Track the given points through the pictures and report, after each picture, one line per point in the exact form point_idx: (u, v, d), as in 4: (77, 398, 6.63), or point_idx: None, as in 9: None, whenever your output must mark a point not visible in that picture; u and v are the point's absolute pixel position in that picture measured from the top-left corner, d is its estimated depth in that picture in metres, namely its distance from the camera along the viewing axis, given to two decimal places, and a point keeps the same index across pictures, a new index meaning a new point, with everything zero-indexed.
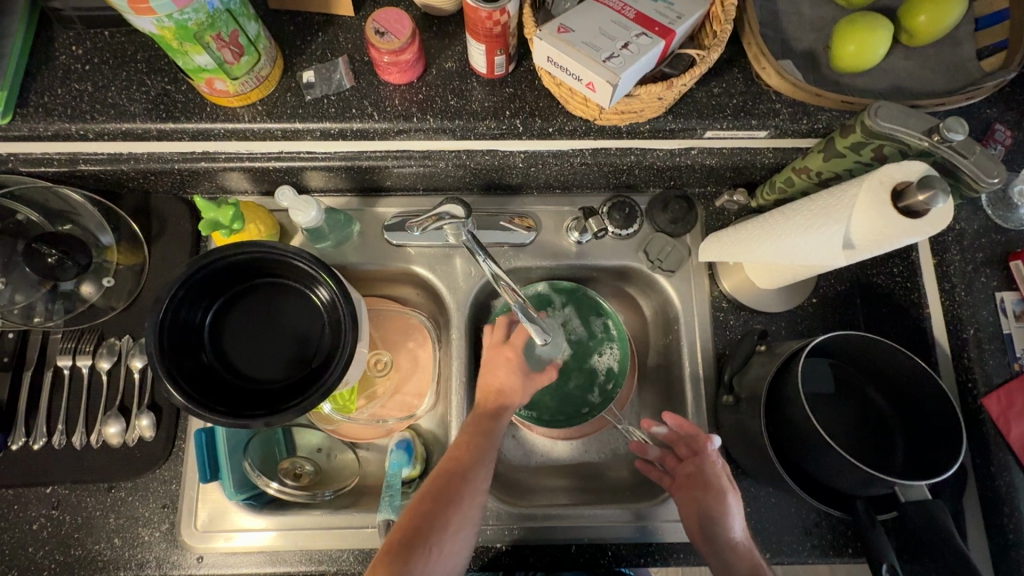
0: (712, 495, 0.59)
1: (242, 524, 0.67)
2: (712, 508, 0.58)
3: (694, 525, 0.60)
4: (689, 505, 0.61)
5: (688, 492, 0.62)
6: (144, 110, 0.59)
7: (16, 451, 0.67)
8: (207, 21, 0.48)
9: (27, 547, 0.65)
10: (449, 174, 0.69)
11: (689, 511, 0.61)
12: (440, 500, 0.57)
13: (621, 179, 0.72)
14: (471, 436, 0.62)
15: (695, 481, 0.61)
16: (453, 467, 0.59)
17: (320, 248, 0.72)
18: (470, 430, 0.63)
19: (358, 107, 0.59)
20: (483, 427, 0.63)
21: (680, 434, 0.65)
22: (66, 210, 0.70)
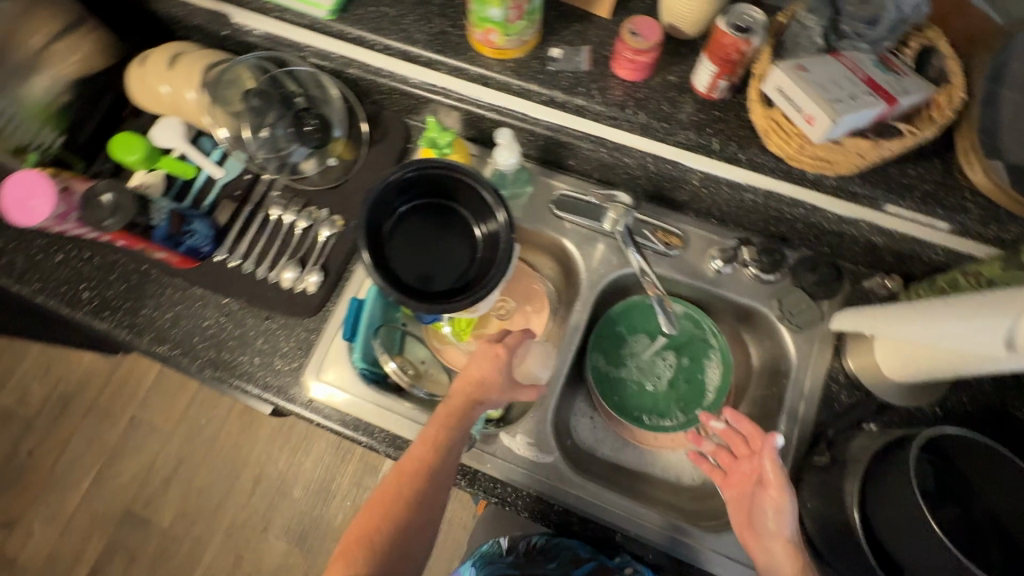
0: (769, 493, 0.61)
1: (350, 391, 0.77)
2: (766, 505, 0.61)
3: (743, 515, 0.63)
4: (740, 498, 0.64)
5: (743, 486, 0.64)
6: (424, 40, 0.73)
7: (215, 263, 0.82)
8: None
9: (193, 336, 0.80)
10: (628, 170, 0.77)
11: (740, 503, 0.64)
12: (399, 505, 0.57)
13: (778, 229, 0.77)
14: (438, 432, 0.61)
15: (750, 477, 0.64)
16: (418, 468, 0.59)
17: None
18: (437, 425, 0.62)
19: (586, 87, 0.69)
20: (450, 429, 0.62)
21: (737, 431, 0.67)
22: (319, 97, 0.84)
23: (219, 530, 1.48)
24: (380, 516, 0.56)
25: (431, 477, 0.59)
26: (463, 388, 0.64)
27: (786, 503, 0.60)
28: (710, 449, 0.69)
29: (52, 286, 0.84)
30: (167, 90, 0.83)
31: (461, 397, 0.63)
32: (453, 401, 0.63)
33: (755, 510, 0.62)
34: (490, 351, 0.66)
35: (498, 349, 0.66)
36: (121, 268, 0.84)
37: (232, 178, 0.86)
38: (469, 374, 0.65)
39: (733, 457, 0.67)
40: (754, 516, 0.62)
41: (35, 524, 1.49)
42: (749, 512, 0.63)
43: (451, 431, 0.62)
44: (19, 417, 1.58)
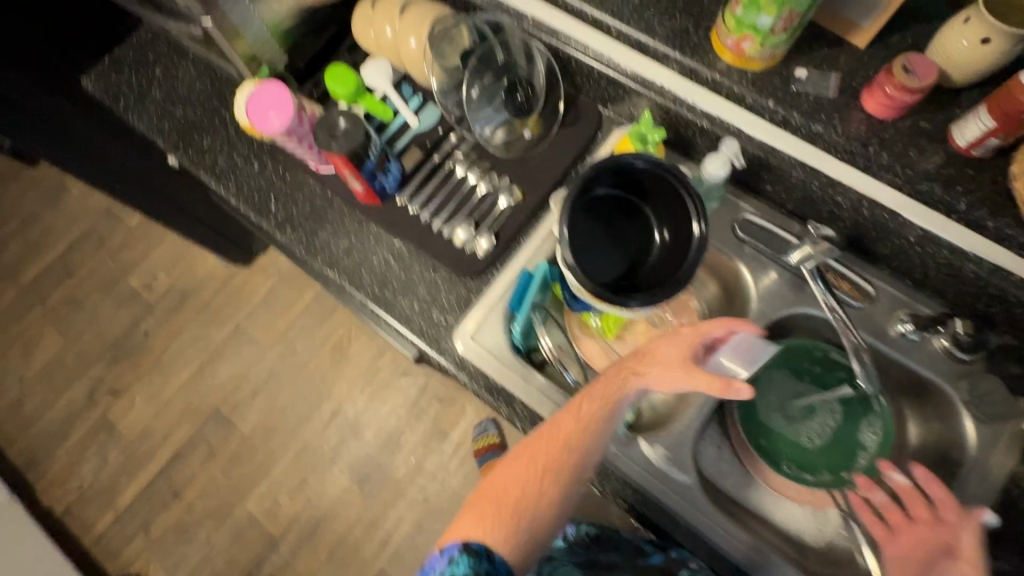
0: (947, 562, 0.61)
1: (492, 356, 0.78)
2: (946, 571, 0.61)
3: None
4: (911, 557, 0.63)
5: (915, 543, 0.63)
6: (664, 35, 0.72)
7: (396, 205, 0.86)
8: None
9: (362, 269, 0.84)
10: (834, 208, 0.73)
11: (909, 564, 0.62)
12: (541, 473, 0.64)
13: (983, 308, 0.71)
14: (595, 405, 0.64)
15: (927, 541, 0.63)
16: (565, 443, 0.64)
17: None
18: (593, 397, 0.65)
19: (827, 116, 0.66)
20: (611, 407, 0.65)
21: (930, 494, 0.65)
22: (524, 65, 0.84)
23: (292, 449, 1.56)
24: (523, 481, 0.64)
25: (571, 444, 0.64)
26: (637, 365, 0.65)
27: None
28: (881, 501, 0.67)
29: (245, 191, 0.90)
30: (390, 33, 0.87)
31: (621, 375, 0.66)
32: (605, 379, 0.66)
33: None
34: (678, 333, 0.66)
35: (685, 332, 0.66)
36: (308, 190, 0.89)
37: (427, 127, 0.89)
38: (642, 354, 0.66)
39: (908, 517, 0.65)
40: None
41: (138, 398, 1.63)
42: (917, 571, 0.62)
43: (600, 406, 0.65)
44: (144, 299, 1.73)
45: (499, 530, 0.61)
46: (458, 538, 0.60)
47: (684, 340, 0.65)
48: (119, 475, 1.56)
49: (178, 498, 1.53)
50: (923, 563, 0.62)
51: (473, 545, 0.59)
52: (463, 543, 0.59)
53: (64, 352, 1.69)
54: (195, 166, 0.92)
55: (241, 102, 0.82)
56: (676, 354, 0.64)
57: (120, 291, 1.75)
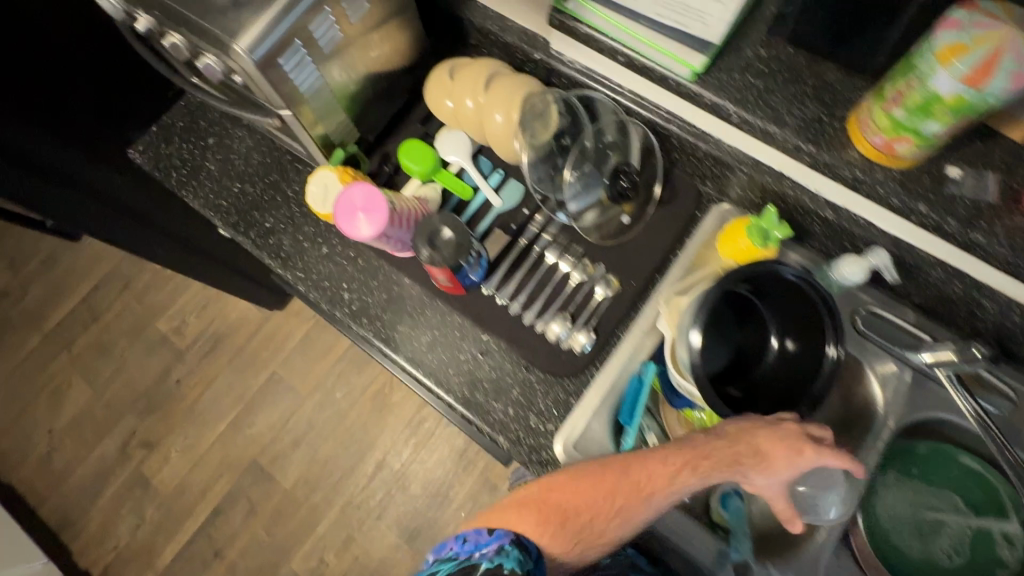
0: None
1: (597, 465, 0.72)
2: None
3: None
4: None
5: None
6: (795, 126, 0.65)
7: (482, 295, 0.79)
8: (989, 107, 0.52)
9: (448, 367, 0.77)
10: (974, 311, 0.68)
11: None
12: (606, 502, 0.63)
13: None
14: (671, 467, 0.63)
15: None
16: (634, 486, 0.63)
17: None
18: (670, 459, 0.64)
19: (987, 223, 0.60)
20: (693, 476, 0.63)
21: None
22: (618, 141, 0.78)
23: (336, 504, 1.50)
24: (583, 502, 0.63)
25: (638, 492, 0.63)
26: (741, 442, 0.63)
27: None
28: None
29: (314, 278, 0.83)
30: (472, 105, 0.80)
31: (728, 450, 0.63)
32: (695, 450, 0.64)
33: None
34: (787, 427, 0.64)
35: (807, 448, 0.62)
36: (383, 277, 0.82)
37: (510, 207, 0.82)
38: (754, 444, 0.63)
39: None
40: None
41: (172, 451, 1.57)
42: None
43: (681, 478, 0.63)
44: (174, 344, 1.67)
45: (555, 530, 0.63)
46: (510, 528, 0.62)
47: (799, 458, 0.63)
48: (157, 533, 1.51)
49: (219, 558, 1.48)
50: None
51: (527, 543, 0.61)
52: (511, 535, 0.61)
53: (93, 402, 1.63)
54: (258, 249, 0.85)
55: (315, 191, 0.75)
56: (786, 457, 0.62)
57: (147, 337, 1.68)
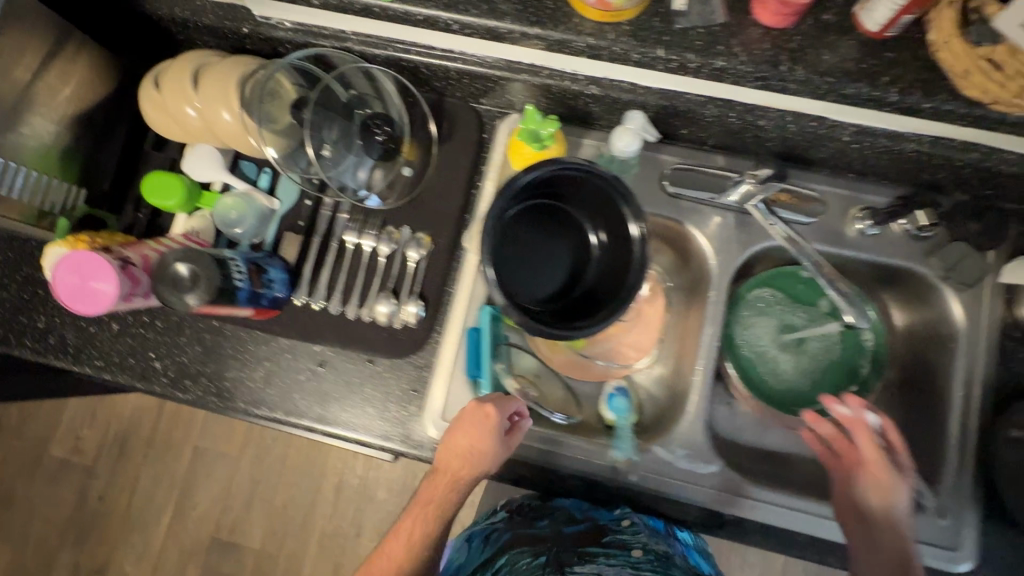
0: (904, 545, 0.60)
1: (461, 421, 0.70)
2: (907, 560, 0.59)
3: (894, 544, 0.60)
4: (891, 560, 0.59)
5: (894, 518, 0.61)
6: (514, 10, 0.59)
7: (297, 308, 0.73)
8: None
9: (292, 394, 0.72)
10: (759, 133, 0.67)
11: (884, 560, 0.59)
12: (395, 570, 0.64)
13: (935, 176, 0.67)
14: (441, 495, 0.67)
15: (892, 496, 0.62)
16: (412, 537, 0.66)
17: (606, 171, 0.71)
18: (430, 489, 0.67)
19: (725, 45, 0.57)
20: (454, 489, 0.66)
21: (886, 437, 0.66)
22: (373, 92, 0.72)
23: (312, 541, 1.47)
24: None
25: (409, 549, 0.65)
26: (456, 459, 0.65)
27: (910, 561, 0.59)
28: (870, 485, 0.62)
29: (116, 359, 0.74)
30: (194, 114, 0.69)
31: (458, 472, 0.66)
32: (444, 481, 0.66)
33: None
34: (478, 412, 0.64)
35: (488, 412, 0.64)
36: (190, 329, 0.74)
37: (291, 205, 0.75)
38: (454, 450, 0.65)
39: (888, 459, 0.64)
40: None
41: (127, 565, 1.49)
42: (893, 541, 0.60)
43: (427, 522, 0.66)
44: (79, 464, 1.53)
45: None
46: None
47: (484, 430, 0.64)
48: None
49: None
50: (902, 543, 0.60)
51: None
52: None
53: (20, 555, 1.50)
54: (41, 354, 0.75)
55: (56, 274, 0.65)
56: (501, 404, 0.66)
57: (46, 469, 1.53)
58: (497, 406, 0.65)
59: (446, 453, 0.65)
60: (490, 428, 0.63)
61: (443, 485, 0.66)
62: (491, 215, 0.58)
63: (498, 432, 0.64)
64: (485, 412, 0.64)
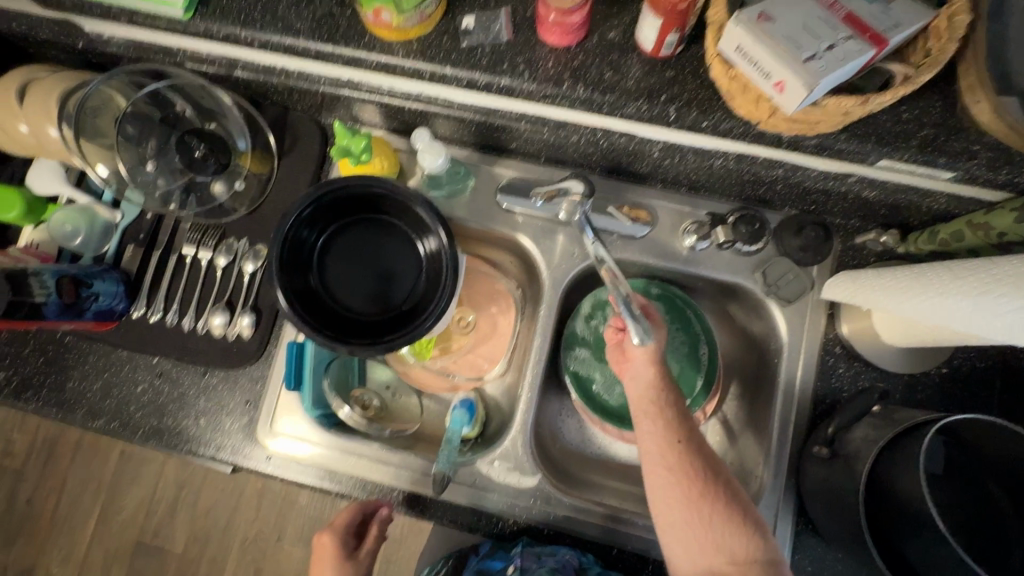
0: (673, 397, 0.58)
1: (292, 434, 0.70)
2: (668, 406, 0.57)
3: (651, 393, 0.58)
4: (655, 413, 0.57)
5: (655, 364, 0.59)
6: (308, 28, 0.59)
7: (135, 320, 0.74)
8: None
9: (129, 405, 0.73)
10: (579, 148, 0.67)
11: (654, 419, 0.56)
12: None
13: (756, 191, 0.67)
14: None
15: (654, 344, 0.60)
16: None
17: (432, 198, 0.73)
18: None
19: (510, 63, 0.57)
20: None
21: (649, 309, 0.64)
22: (214, 109, 0.73)
23: (235, 546, 1.48)
24: None
25: None
26: None
27: (675, 409, 0.56)
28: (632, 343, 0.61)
29: None
30: (26, 131, 0.70)
31: None
32: None
33: (680, 441, 0.55)
34: (321, 541, 0.65)
35: (326, 537, 0.64)
36: (34, 341, 0.75)
37: (133, 220, 0.75)
38: None
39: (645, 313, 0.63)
40: (693, 459, 0.53)
41: (53, 568, 1.51)
42: (657, 396, 0.58)
43: None
44: (8, 468, 1.55)
45: None
46: None
47: (328, 552, 0.64)
48: None
49: None
50: (670, 397, 0.57)
51: None
52: None
53: None
54: None
55: None
56: (340, 519, 0.65)
57: None
58: (341, 523, 0.65)
59: None
60: (328, 556, 0.64)
61: None
62: (276, 243, 0.60)
63: (342, 550, 0.64)
64: (323, 537, 0.65)
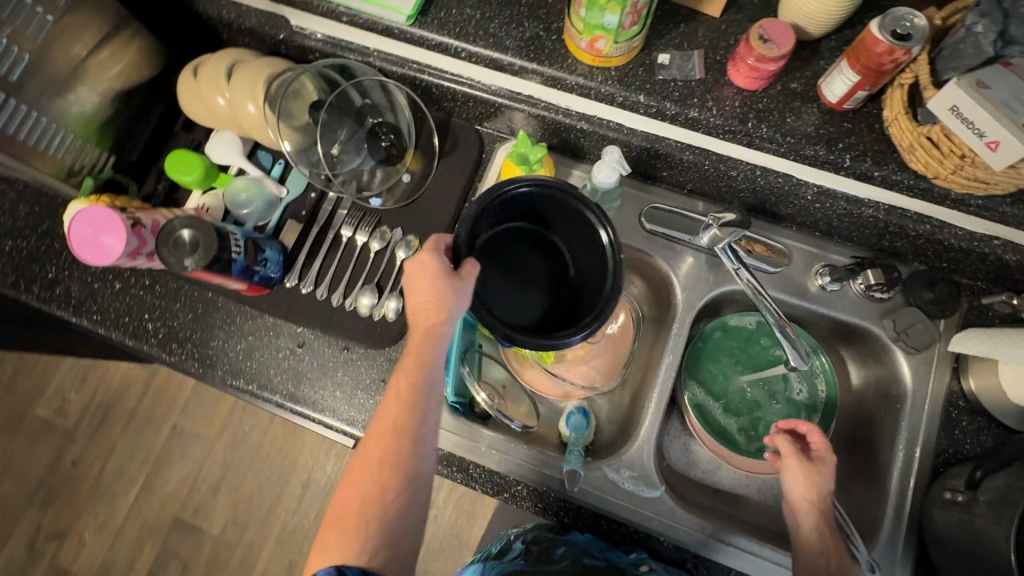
0: (838, 554, 0.63)
1: None
2: (835, 565, 0.62)
3: (817, 548, 0.63)
4: (822, 552, 0.63)
5: (820, 516, 0.64)
6: (516, 47, 0.66)
7: (287, 289, 0.78)
8: (599, 15, 0.57)
9: (269, 369, 0.76)
10: (731, 183, 0.72)
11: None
12: (386, 460, 0.59)
13: (894, 243, 0.71)
14: (417, 354, 0.62)
15: (818, 492, 0.65)
16: (385, 454, 0.60)
17: None
18: (411, 350, 0.63)
19: (700, 98, 0.63)
20: (435, 339, 0.62)
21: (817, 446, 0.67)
22: (387, 107, 0.79)
23: (272, 535, 1.47)
24: (360, 491, 0.59)
25: (382, 471, 0.59)
26: (415, 309, 0.62)
27: (839, 548, 0.63)
28: (801, 492, 0.65)
29: (113, 316, 0.79)
30: (223, 103, 0.76)
31: (421, 323, 0.62)
32: (414, 340, 0.63)
33: None
34: (417, 262, 0.62)
35: (424, 258, 0.61)
36: (185, 297, 0.79)
37: (297, 195, 0.81)
38: (416, 300, 0.62)
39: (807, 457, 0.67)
40: None
41: (86, 534, 1.49)
42: (823, 554, 0.62)
43: (397, 423, 0.60)
44: (60, 427, 1.56)
45: (348, 545, 0.57)
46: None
47: (426, 269, 0.61)
48: None
49: None
50: (836, 554, 0.62)
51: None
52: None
53: None
54: (46, 303, 0.80)
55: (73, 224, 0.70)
56: (423, 286, 0.61)
57: (28, 426, 1.56)
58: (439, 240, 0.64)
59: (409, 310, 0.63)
60: (428, 272, 0.60)
61: (419, 345, 0.62)
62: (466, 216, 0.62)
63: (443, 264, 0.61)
64: (422, 257, 0.61)
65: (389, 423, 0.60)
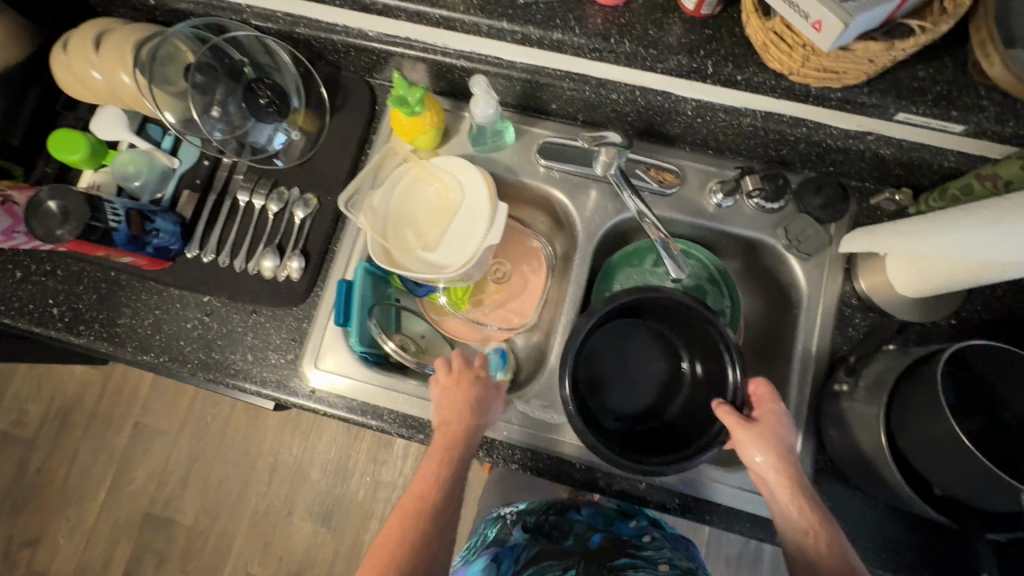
0: (819, 513, 0.59)
1: (334, 370, 0.74)
2: (820, 524, 0.58)
3: (800, 516, 0.58)
4: (794, 502, 0.59)
5: (791, 480, 0.60)
6: None
7: (188, 260, 0.77)
8: None
9: (179, 341, 0.76)
10: (616, 107, 0.72)
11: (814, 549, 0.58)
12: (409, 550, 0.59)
13: (780, 152, 0.72)
14: (443, 456, 0.64)
15: (775, 447, 0.60)
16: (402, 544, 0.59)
17: (477, 154, 0.79)
18: (434, 456, 0.64)
19: (562, 19, 0.63)
20: (465, 442, 0.66)
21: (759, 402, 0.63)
22: (271, 67, 0.77)
23: (245, 519, 1.49)
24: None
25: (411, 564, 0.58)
26: (450, 417, 0.66)
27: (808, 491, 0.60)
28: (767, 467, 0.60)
29: (16, 305, 0.78)
30: (98, 77, 0.74)
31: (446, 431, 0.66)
32: (437, 446, 0.65)
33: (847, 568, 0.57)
34: (460, 376, 0.69)
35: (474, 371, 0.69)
36: (89, 278, 0.78)
37: (190, 165, 0.80)
38: (449, 411, 0.67)
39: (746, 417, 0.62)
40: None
41: (59, 539, 1.50)
42: (808, 521, 0.58)
43: (419, 515, 0.61)
44: (20, 437, 1.55)
45: None
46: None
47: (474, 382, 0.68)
48: None
49: None
50: (817, 510, 0.59)
51: None
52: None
53: None
54: None
55: None
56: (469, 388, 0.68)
57: None
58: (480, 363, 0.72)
59: (442, 420, 0.67)
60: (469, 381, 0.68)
61: (442, 448, 0.65)
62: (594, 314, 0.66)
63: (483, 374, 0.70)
64: (462, 374, 0.69)
65: (409, 516, 0.61)
